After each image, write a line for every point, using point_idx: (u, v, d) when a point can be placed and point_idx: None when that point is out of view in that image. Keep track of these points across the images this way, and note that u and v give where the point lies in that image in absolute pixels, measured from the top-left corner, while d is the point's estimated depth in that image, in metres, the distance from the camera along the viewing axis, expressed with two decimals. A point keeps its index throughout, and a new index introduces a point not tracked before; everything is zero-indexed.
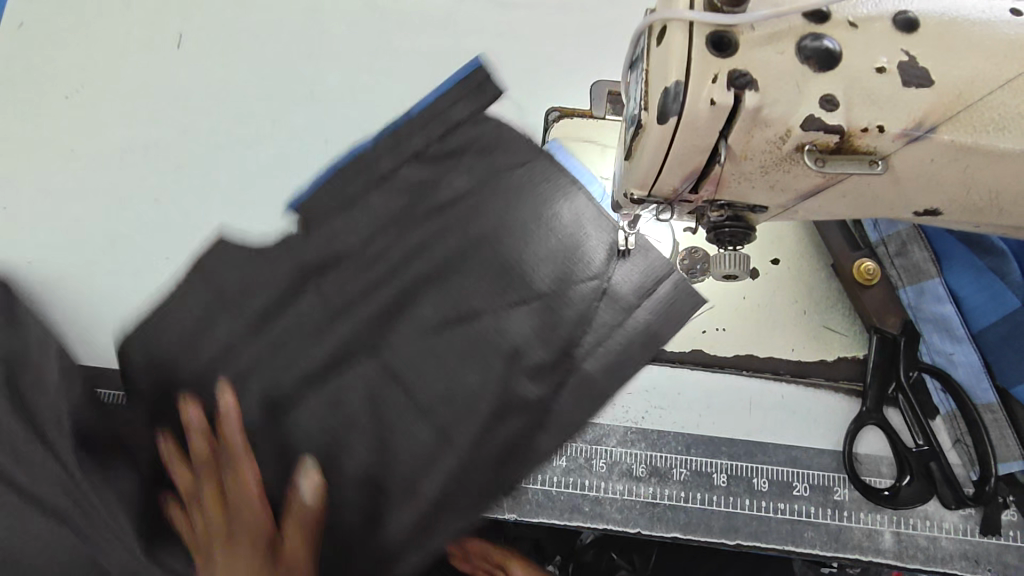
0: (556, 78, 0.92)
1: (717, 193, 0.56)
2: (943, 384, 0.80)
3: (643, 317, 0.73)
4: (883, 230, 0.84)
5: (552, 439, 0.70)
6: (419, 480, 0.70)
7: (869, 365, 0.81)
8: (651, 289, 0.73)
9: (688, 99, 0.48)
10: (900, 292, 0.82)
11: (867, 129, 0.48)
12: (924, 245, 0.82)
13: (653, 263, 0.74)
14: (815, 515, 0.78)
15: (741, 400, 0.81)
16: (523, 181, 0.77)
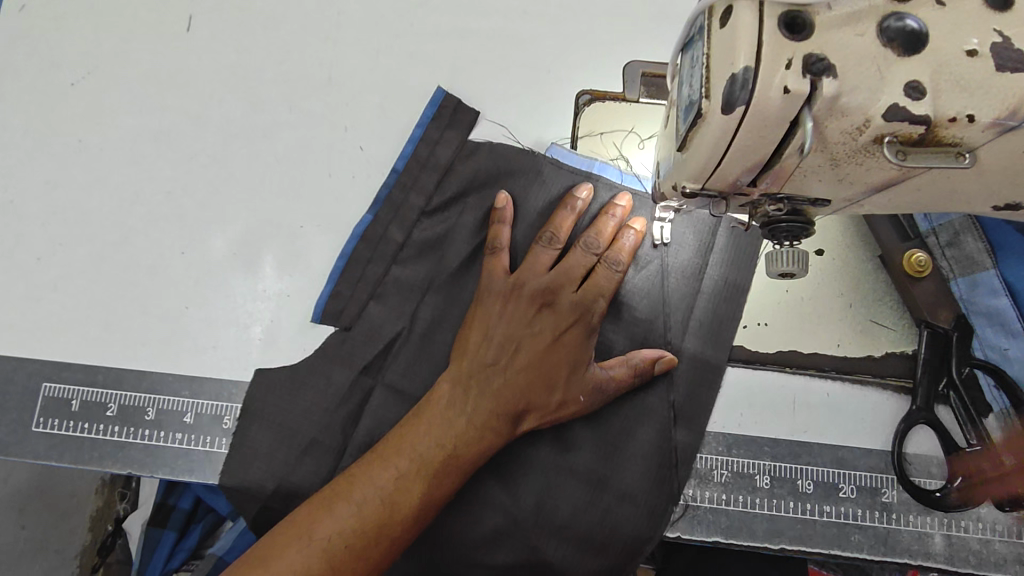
0: (587, 58, 0.87)
1: (778, 188, 0.52)
2: (997, 381, 0.74)
3: (716, 272, 0.78)
4: (935, 219, 0.78)
5: (685, 430, 0.75)
6: (546, 476, 0.75)
7: (919, 362, 0.77)
8: (708, 246, 0.78)
9: (758, 87, 0.44)
10: (952, 284, 0.77)
11: (955, 119, 0.44)
12: (978, 233, 0.76)
13: (696, 219, 0.79)
14: (862, 518, 0.75)
15: (785, 399, 0.78)
16: (539, 205, 0.79)
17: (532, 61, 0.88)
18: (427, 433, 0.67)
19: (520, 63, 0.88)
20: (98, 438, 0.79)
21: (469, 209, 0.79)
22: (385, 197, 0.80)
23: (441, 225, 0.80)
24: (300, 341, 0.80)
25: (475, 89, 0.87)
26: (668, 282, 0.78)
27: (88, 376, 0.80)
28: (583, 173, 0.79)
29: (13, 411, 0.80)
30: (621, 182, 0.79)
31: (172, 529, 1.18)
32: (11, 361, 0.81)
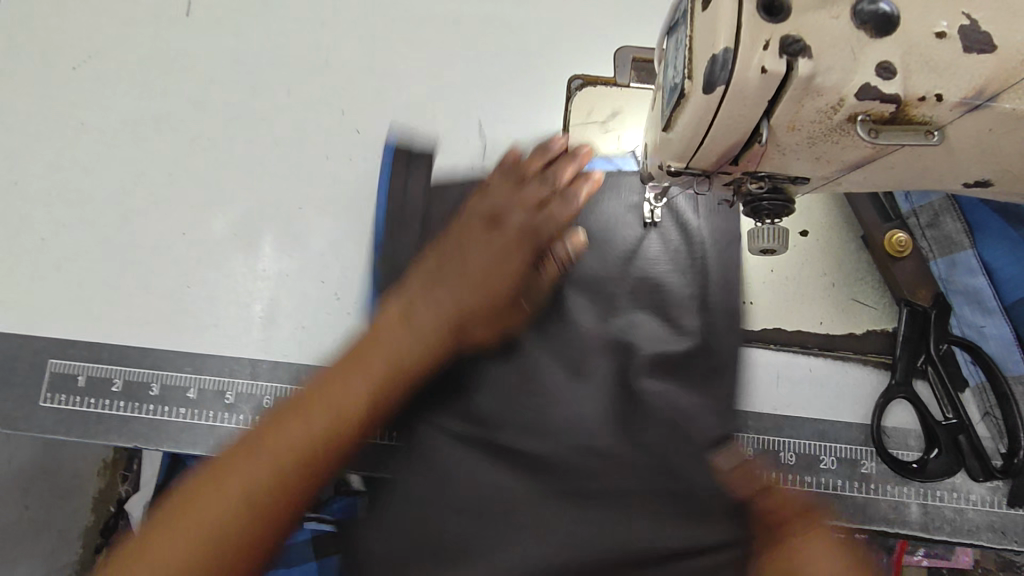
0: (580, 43, 0.89)
1: (758, 166, 0.54)
2: (972, 356, 0.77)
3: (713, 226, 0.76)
4: (916, 200, 0.81)
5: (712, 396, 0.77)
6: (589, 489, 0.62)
7: (898, 339, 0.79)
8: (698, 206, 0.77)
9: (737, 67, 0.46)
10: (932, 264, 0.80)
11: (924, 98, 0.46)
12: (957, 216, 0.79)
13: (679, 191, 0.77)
14: (842, 488, 0.78)
15: (769, 374, 0.81)
16: None
17: (526, 46, 0.89)
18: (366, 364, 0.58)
19: (515, 49, 0.89)
20: (104, 412, 0.81)
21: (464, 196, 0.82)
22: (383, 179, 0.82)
23: None
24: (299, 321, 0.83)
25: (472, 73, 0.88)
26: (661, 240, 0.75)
27: (92, 352, 0.82)
28: None
29: (21, 386, 0.82)
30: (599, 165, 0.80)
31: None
32: (16, 338, 0.83)
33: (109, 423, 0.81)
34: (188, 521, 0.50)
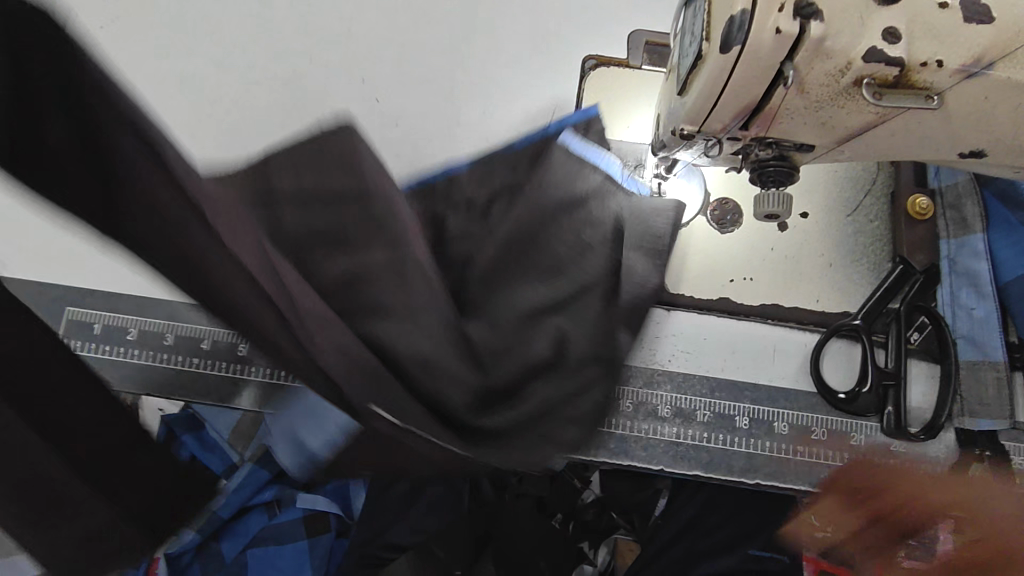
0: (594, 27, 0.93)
1: (767, 131, 0.58)
2: (935, 326, 0.82)
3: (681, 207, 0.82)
4: (944, 178, 0.86)
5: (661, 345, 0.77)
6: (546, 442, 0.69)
7: (880, 289, 0.83)
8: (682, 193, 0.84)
9: (753, 28, 0.49)
10: (942, 243, 0.85)
11: (926, 63, 0.49)
12: (978, 202, 0.83)
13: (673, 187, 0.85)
14: (832, 458, 0.80)
15: (765, 348, 0.83)
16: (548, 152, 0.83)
17: (543, 27, 0.93)
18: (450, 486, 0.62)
19: (534, 30, 0.92)
20: (119, 360, 0.83)
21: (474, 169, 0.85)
22: None
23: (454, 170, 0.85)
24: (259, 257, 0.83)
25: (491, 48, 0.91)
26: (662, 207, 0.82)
27: (110, 303, 0.85)
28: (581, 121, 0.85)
29: None
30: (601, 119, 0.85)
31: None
32: (36, 286, 0.85)
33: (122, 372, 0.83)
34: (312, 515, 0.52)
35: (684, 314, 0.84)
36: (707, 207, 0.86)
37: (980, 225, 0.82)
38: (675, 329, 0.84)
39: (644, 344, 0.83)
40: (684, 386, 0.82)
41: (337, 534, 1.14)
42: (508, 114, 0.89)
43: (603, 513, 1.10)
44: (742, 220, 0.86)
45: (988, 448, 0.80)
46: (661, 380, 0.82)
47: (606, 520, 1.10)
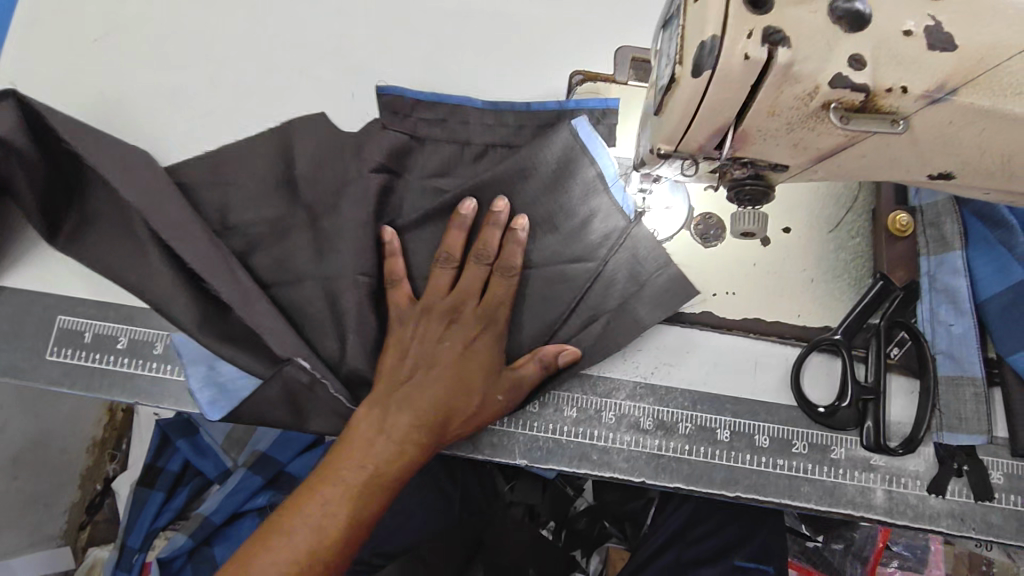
0: (582, 44, 0.95)
1: (741, 152, 0.59)
2: (913, 341, 0.83)
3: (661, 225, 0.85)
4: (924, 197, 0.87)
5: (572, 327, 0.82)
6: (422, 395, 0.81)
7: (860, 304, 0.84)
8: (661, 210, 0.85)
9: (723, 53, 0.50)
10: (922, 260, 0.85)
11: (891, 89, 0.50)
12: (957, 219, 0.84)
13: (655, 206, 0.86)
14: (811, 471, 0.81)
15: (747, 361, 0.84)
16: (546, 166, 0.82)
17: (531, 43, 0.94)
18: (354, 455, 0.70)
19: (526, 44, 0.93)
20: (110, 368, 0.84)
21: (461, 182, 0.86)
22: None
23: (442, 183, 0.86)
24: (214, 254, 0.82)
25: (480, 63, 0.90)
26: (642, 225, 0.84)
27: (100, 311, 0.86)
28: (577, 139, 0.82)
29: (28, 340, 0.85)
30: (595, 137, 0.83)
31: (159, 489, 1.27)
32: (28, 294, 0.86)
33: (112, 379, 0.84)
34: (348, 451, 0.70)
35: (666, 327, 0.85)
36: (690, 221, 0.87)
37: (959, 242, 0.83)
38: (657, 342, 0.85)
39: (627, 356, 0.84)
40: (666, 399, 0.83)
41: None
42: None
43: (595, 522, 1.17)
44: (725, 236, 0.87)
45: (966, 464, 0.81)
46: (643, 393, 0.83)
47: (598, 528, 1.17)
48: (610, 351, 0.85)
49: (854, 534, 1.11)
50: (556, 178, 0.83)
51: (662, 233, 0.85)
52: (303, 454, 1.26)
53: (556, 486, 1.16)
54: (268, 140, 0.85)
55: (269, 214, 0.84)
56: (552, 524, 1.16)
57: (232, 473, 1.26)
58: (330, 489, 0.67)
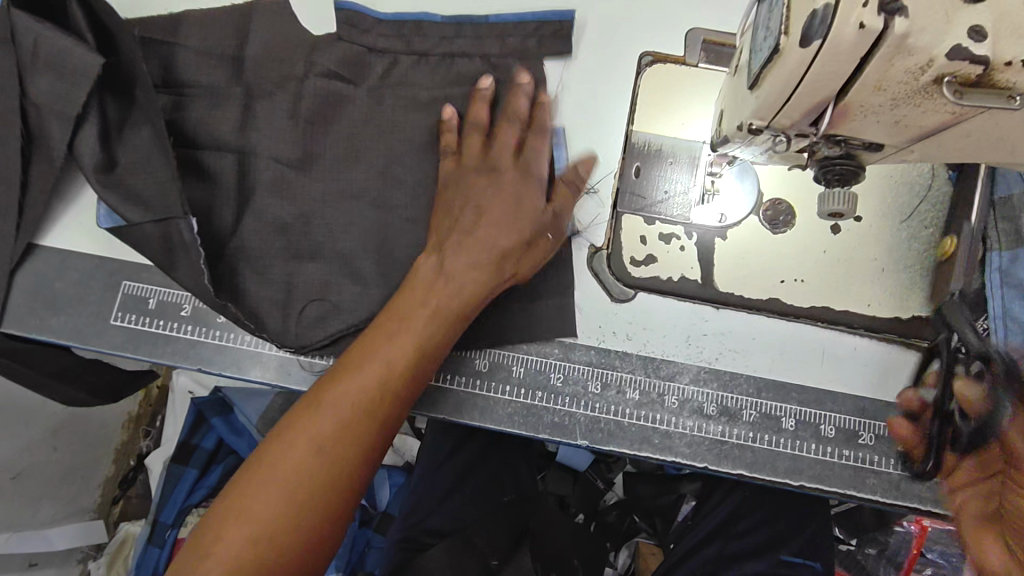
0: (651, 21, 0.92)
1: (836, 128, 0.58)
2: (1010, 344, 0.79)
3: (724, 216, 0.86)
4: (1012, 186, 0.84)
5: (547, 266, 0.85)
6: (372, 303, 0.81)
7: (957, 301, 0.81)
8: (724, 199, 0.86)
9: (835, 23, 0.49)
10: (990, 256, 0.84)
11: (1011, 63, 0.49)
12: None
13: (722, 196, 0.86)
14: (878, 463, 0.80)
15: (814, 350, 0.83)
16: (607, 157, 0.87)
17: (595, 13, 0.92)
18: (344, 388, 0.68)
19: (593, 22, 0.92)
20: (174, 335, 0.85)
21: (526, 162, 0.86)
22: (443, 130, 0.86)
23: None
24: (268, 224, 0.83)
25: (549, 37, 0.89)
26: (702, 217, 0.86)
27: (163, 278, 0.86)
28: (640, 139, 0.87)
29: (93, 305, 0.85)
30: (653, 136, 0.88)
31: (192, 466, 1.34)
32: (92, 261, 0.87)
33: (173, 346, 0.84)
34: (330, 389, 0.69)
35: (728, 313, 0.84)
36: (760, 206, 0.86)
37: None
38: (721, 327, 0.84)
39: (691, 341, 0.84)
40: (729, 385, 0.82)
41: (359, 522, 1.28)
42: (564, 107, 0.90)
43: (624, 515, 1.18)
44: (794, 221, 0.86)
45: None
46: (707, 378, 0.82)
47: (626, 521, 1.18)
48: (674, 335, 0.84)
49: (888, 539, 1.11)
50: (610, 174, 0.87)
51: (731, 218, 0.86)
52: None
53: (585, 478, 1.14)
54: (336, 120, 0.86)
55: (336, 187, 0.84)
56: (583, 516, 1.14)
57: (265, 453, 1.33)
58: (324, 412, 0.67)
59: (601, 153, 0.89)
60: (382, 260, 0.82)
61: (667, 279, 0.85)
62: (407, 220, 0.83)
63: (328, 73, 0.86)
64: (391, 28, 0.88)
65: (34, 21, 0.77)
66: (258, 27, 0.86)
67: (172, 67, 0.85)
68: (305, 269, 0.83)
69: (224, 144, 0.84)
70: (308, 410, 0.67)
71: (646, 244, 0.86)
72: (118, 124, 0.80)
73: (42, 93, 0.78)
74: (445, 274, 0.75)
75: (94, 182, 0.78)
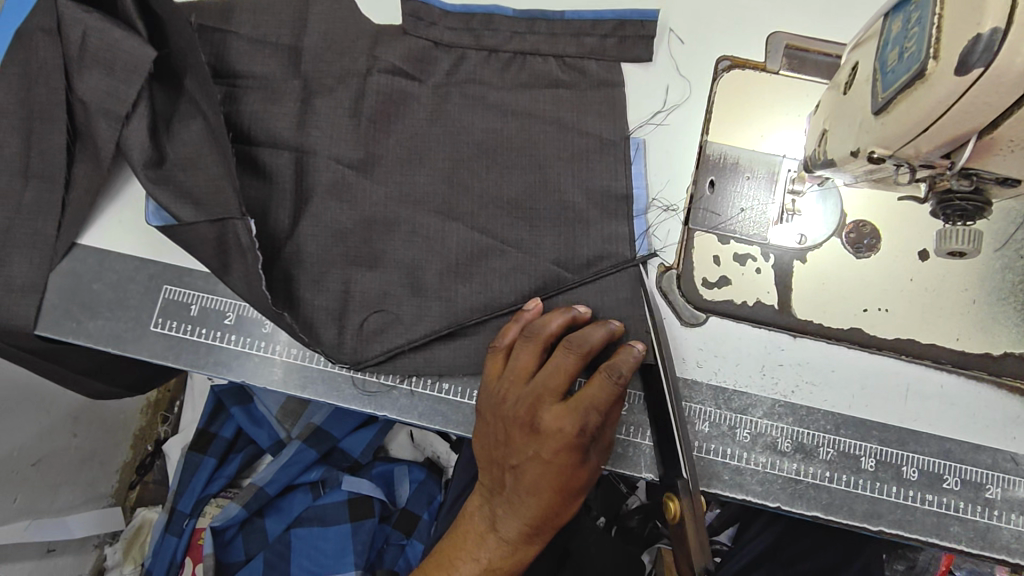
0: (733, 22, 0.86)
1: (973, 161, 0.52)
2: None
3: (807, 236, 0.80)
4: None
5: (615, 281, 0.79)
6: (430, 321, 0.77)
7: None
8: (807, 218, 0.80)
9: (1004, 50, 0.43)
10: None
11: None
12: None
13: (806, 214, 0.80)
14: (964, 511, 0.75)
15: (898, 386, 0.78)
16: (690, 186, 0.82)
17: (678, 16, 0.87)
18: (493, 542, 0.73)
19: (671, 23, 0.86)
20: (217, 344, 0.80)
21: (595, 174, 0.81)
22: (509, 137, 0.81)
23: (575, 170, 0.81)
24: (321, 230, 0.78)
25: (629, 39, 0.84)
26: (782, 236, 0.80)
27: (208, 282, 0.81)
28: (723, 159, 0.82)
29: (133, 308, 0.81)
30: (731, 147, 0.82)
31: (212, 455, 1.29)
32: (132, 261, 0.82)
33: (215, 354, 0.80)
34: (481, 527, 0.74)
35: (805, 342, 0.79)
36: (842, 228, 0.80)
37: None
38: (796, 357, 0.79)
39: (766, 371, 0.78)
40: (804, 421, 0.77)
41: (380, 518, 1.24)
42: (639, 115, 0.84)
43: (647, 521, 1.07)
44: (879, 245, 0.80)
45: None
46: (781, 412, 0.77)
47: (649, 528, 1.07)
48: (748, 364, 0.79)
49: (917, 555, 1.03)
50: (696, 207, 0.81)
51: (810, 239, 0.80)
52: (357, 430, 1.29)
53: (607, 481, 1.12)
54: (400, 118, 0.82)
55: (396, 195, 0.80)
56: (605, 520, 1.10)
57: (286, 446, 1.26)
58: (481, 547, 0.74)
59: (671, 167, 0.83)
60: (445, 272, 0.78)
61: (741, 304, 0.79)
62: (468, 232, 0.79)
63: (393, 69, 0.82)
64: (459, 20, 0.83)
65: (83, 11, 0.72)
66: (317, 17, 0.81)
67: (225, 56, 0.80)
68: (363, 277, 0.78)
69: (282, 142, 0.79)
70: (448, 548, 0.77)
71: (719, 264, 0.80)
72: (165, 118, 0.74)
73: (88, 90, 0.73)
74: (546, 455, 0.68)
75: (143, 177, 0.72)
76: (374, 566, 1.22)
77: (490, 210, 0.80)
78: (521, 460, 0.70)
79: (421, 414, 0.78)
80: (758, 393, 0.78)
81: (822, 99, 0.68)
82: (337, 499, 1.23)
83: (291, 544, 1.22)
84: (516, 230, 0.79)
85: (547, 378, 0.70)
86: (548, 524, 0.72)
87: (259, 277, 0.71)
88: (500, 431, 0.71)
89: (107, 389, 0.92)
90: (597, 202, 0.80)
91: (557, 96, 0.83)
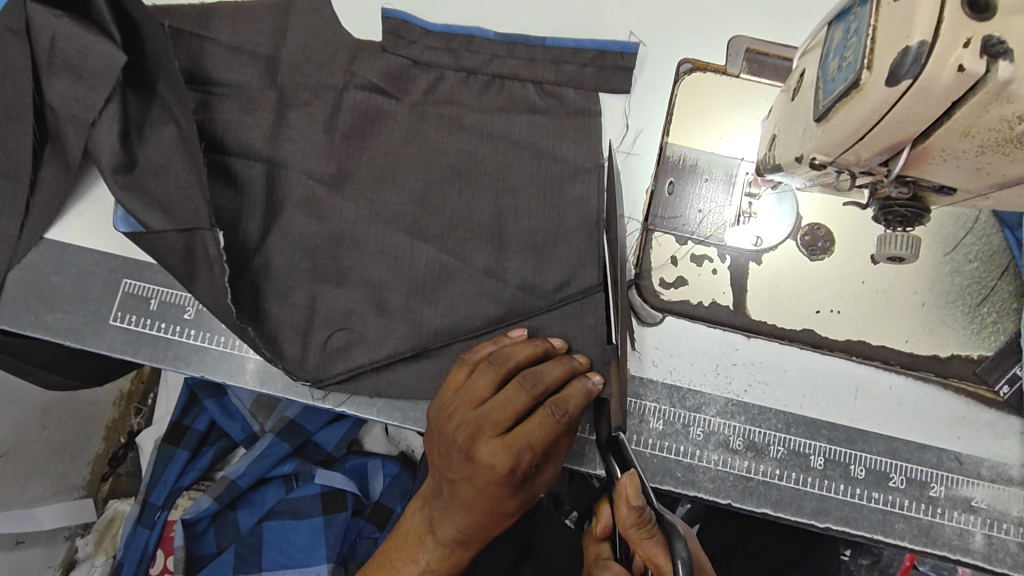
0: (707, 39, 0.87)
1: (908, 170, 0.54)
2: None
3: (762, 237, 0.81)
4: None
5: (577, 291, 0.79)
6: (393, 326, 0.78)
7: None
8: (762, 220, 0.81)
9: (931, 63, 0.45)
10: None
11: None
12: None
13: (761, 215, 0.82)
14: (908, 508, 0.77)
15: (848, 387, 0.80)
16: (651, 188, 0.83)
17: (654, 33, 0.87)
18: (429, 546, 0.76)
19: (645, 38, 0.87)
20: (177, 339, 0.80)
21: (564, 186, 0.81)
22: (483, 156, 0.82)
23: (543, 178, 0.81)
24: (287, 236, 0.78)
25: (607, 69, 0.84)
26: (737, 237, 0.81)
27: (168, 278, 0.81)
28: (683, 162, 0.83)
29: (92, 302, 0.80)
30: (691, 149, 0.83)
31: (183, 448, 1.28)
32: (94, 257, 0.82)
33: (174, 348, 0.80)
34: (420, 532, 0.78)
35: (759, 344, 0.80)
36: (797, 231, 0.81)
37: None
38: (749, 359, 0.80)
39: (720, 372, 0.80)
40: (755, 419, 0.79)
41: (352, 512, 1.23)
42: (610, 140, 0.84)
43: None
44: (833, 248, 0.81)
45: None
46: (734, 411, 0.79)
47: None
48: (703, 364, 0.80)
49: (880, 551, 1.06)
50: (656, 208, 0.83)
51: (767, 241, 0.81)
52: (330, 424, 1.30)
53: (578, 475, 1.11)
54: (375, 135, 0.82)
55: (367, 207, 0.80)
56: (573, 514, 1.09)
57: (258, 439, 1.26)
58: (417, 550, 0.77)
59: (635, 171, 0.84)
60: (412, 292, 0.78)
61: (697, 304, 0.81)
62: (435, 246, 0.79)
63: (369, 85, 0.83)
64: (439, 40, 0.84)
65: (53, 16, 0.72)
66: (295, 29, 0.81)
67: (201, 63, 0.80)
68: (330, 293, 0.78)
69: (254, 153, 0.79)
70: (393, 547, 0.80)
71: (676, 265, 0.81)
72: (138, 123, 0.74)
73: (57, 95, 0.73)
74: (477, 481, 0.68)
75: (111, 182, 0.72)
76: (346, 559, 1.22)
77: (460, 232, 0.80)
78: (456, 482, 0.71)
79: (378, 410, 0.79)
80: (713, 392, 0.79)
81: (774, 104, 0.69)
82: (311, 492, 1.23)
83: (263, 537, 1.22)
84: (482, 240, 0.80)
85: (492, 408, 0.69)
86: (477, 537, 0.74)
87: (225, 290, 0.70)
88: (442, 451, 0.72)
89: (63, 381, 0.91)
90: (567, 218, 0.80)
91: (534, 121, 0.83)
